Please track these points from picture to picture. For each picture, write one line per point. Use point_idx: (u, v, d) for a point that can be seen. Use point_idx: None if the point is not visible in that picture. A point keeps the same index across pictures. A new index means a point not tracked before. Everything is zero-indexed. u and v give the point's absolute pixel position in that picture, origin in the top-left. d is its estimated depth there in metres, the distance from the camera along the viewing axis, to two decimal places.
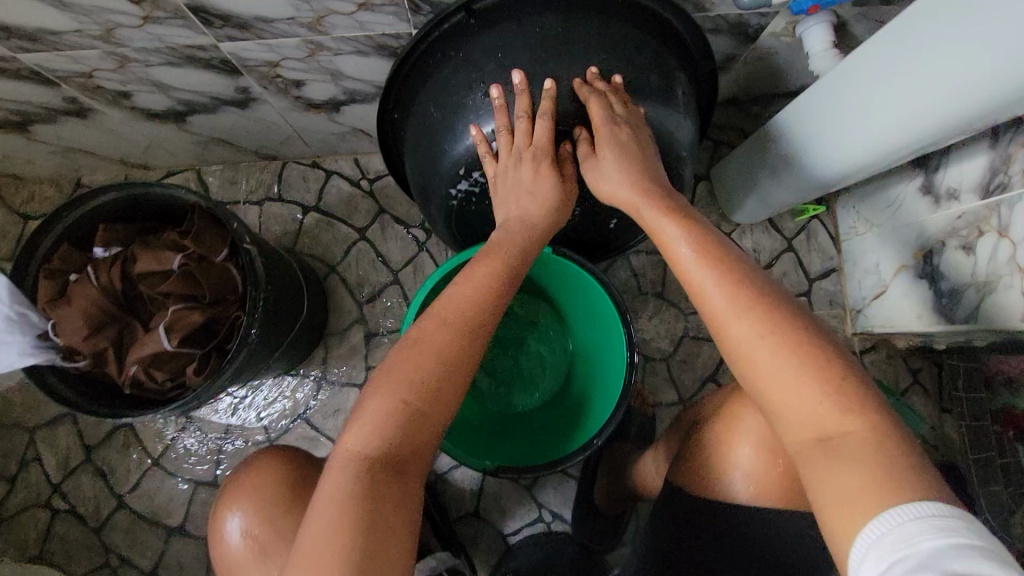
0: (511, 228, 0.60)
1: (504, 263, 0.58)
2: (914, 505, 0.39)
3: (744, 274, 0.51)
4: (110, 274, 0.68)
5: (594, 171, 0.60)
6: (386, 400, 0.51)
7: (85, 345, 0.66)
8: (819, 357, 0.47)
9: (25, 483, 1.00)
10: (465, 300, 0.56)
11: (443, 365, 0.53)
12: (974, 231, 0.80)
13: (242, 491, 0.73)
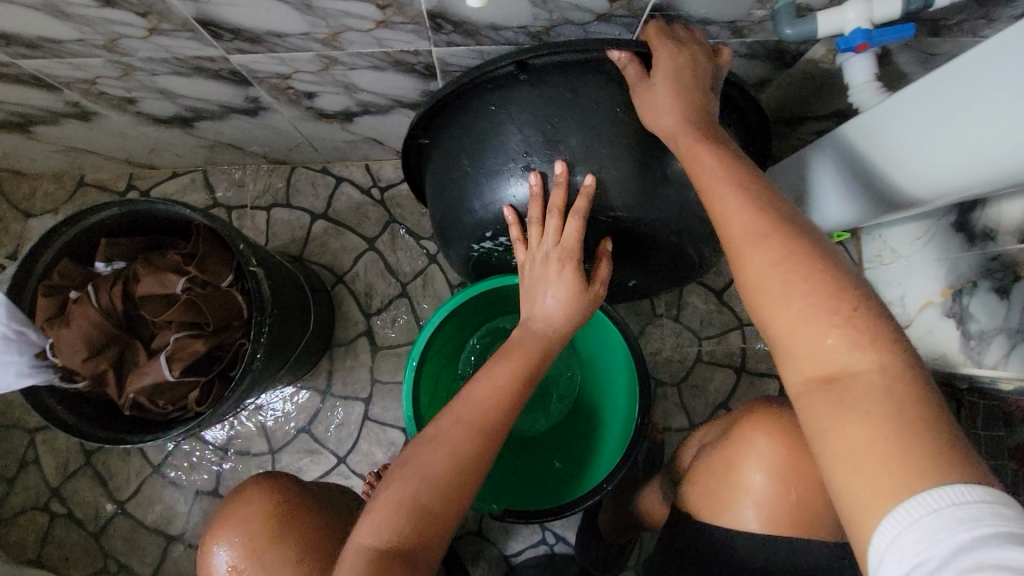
0: (533, 328, 0.59)
1: (525, 363, 0.57)
2: (938, 489, 0.34)
3: (776, 204, 0.46)
4: (111, 293, 0.65)
5: (645, 98, 0.54)
6: (397, 497, 0.50)
7: (85, 367, 0.64)
8: (839, 287, 0.41)
9: (24, 485, 0.99)
10: (483, 398, 0.55)
11: (456, 465, 0.51)
12: (1010, 274, 0.77)
13: (230, 522, 0.70)
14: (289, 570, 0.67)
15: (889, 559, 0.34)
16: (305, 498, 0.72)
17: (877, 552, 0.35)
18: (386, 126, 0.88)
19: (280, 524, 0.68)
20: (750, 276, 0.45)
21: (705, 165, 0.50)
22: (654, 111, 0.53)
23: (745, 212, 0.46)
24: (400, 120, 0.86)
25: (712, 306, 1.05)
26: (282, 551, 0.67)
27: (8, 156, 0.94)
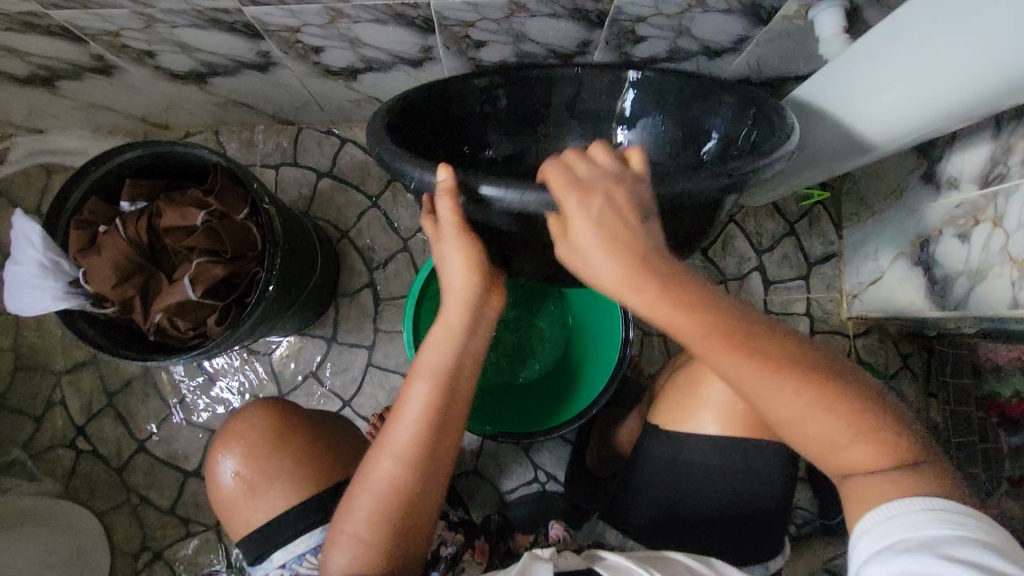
0: (428, 368, 0.61)
1: (426, 406, 0.61)
2: (927, 499, 0.47)
3: (701, 299, 0.52)
4: (137, 226, 0.71)
5: (574, 255, 0.51)
6: (349, 543, 0.61)
7: (114, 293, 0.70)
8: (834, 392, 0.52)
9: (50, 423, 1.06)
10: (393, 449, 0.61)
11: (383, 511, 0.61)
12: (971, 219, 0.82)
13: (231, 435, 0.79)
14: (291, 471, 0.76)
15: (875, 532, 0.48)
16: (305, 415, 0.82)
17: (866, 528, 0.49)
18: (388, 84, 0.94)
19: (282, 436, 0.78)
20: (780, 418, 0.54)
21: (673, 318, 0.51)
22: (593, 265, 0.50)
23: (734, 354, 0.52)
24: (402, 77, 0.91)
25: (697, 262, 1.10)
26: (282, 457, 0.77)
27: (33, 113, 1.00)
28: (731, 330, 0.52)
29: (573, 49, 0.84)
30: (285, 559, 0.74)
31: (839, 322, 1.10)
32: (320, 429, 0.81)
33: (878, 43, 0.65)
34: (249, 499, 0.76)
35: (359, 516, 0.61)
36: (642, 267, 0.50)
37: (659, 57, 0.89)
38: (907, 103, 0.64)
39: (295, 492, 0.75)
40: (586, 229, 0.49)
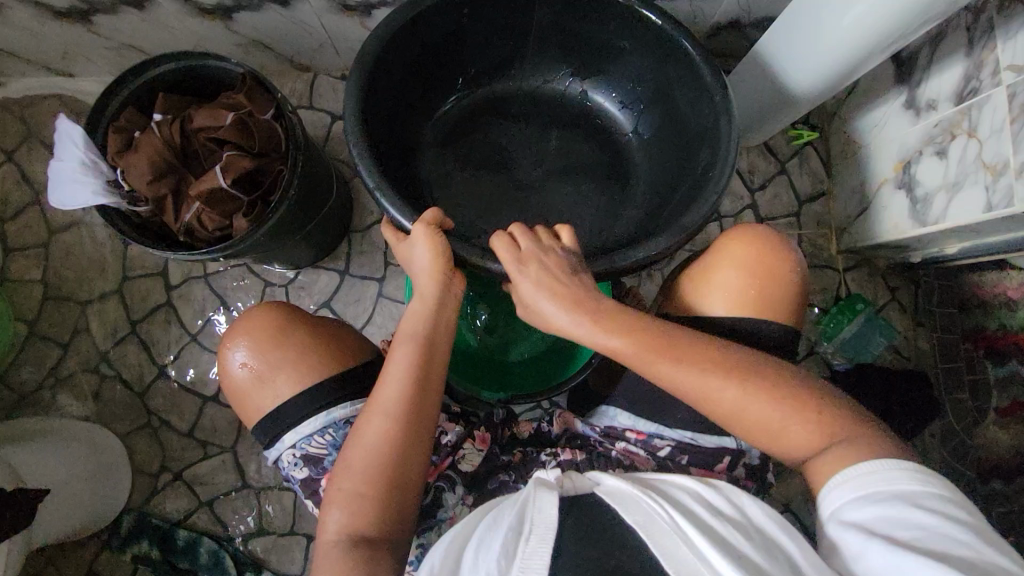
0: (412, 333, 0.71)
1: (415, 356, 0.70)
2: (896, 460, 0.57)
3: (618, 314, 0.68)
4: (171, 128, 0.77)
5: (527, 309, 0.71)
6: (349, 488, 0.65)
7: (149, 190, 0.76)
8: (755, 378, 0.64)
9: (76, 349, 1.11)
10: (389, 399, 0.68)
11: (384, 453, 0.66)
12: (948, 136, 0.87)
13: (239, 330, 0.81)
14: (301, 353, 0.78)
15: (849, 484, 0.57)
16: (308, 317, 0.83)
17: (840, 480, 0.58)
18: None
19: (283, 332, 0.79)
20: (722, 407, 0.65)
21: (611, 342, 0.67)
22: (551, 320, 0.69)
23: (663, 358, 0.65)
24: None
25: None
26: (284, 350, 0.78)
27: (67, 53, 1.06)
28: (666, 338, 0.66)
29: None
30: (295, 440, 0.76)
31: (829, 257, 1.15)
32: (322, 328, 0.82)
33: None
34: (257, 388, 0.79)
35: (355, 473, 0.66)
36: (584, 308, 0.68)
37: None
38: (855, 25, 0.79)
39: (300, 380, 0.77)
40: (549, 304, 0.68)
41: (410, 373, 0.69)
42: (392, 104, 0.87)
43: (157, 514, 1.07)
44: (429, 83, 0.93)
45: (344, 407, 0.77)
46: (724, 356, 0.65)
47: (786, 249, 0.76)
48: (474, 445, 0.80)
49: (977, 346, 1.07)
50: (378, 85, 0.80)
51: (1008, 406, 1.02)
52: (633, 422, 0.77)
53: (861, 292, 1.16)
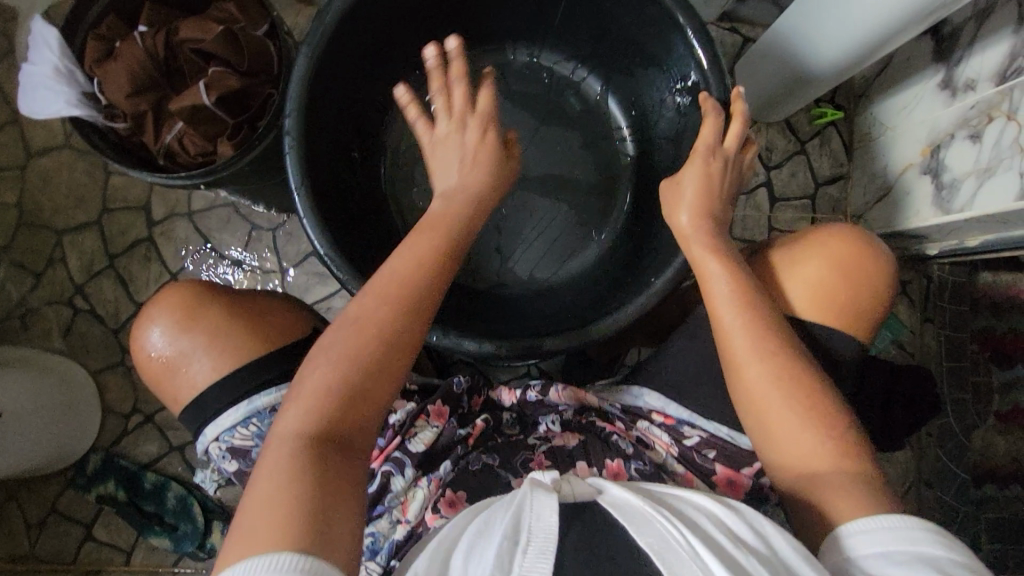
0: (450, 201, 0.67)
1: (435, 246, 0.63)
2: (920, 520, 0.50)
3: (723, 244, 0.66)
4: (155, 39, 0.71)
5: (674, 204, 0.69)
6: (332, 371, 0.55)
7: (129, 103, 0.70)
8: (800, 385, 0.59)
9: (49, 280, 1.06)
10: (396, 281, 0.60)
11: (379, 333, 0.57)
12: (984, 118, 0.82)
13: (152, 306, 0.69)
14: (227, 331, 0.68)
15: (870, 540, 0.50)
16: (231, 291, 0.72)
17: (860, 534, 0.51)
18: None
19: (193, 314, 0.68)
20: (745, 386, 0.61)
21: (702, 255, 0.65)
22: (676, 215, 0.68)
23: (739, 304, 0.62)
24: None
25: None
26: (195, 334, 0.67)
27: None
28: (754, 295, 0.62)
29: None
30: (219, 433, 0.67)
31: None
32: (241, 303, 0.70)
33: None
34: (172, 377, 0.68)
35: (321, 371, 0.55)
36: (700, 230, 0.66)
37: None
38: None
39: (226, 363, 0.67)
40: (691, 194, 0.67)
41: (395, 295, 0.59)
42: (359, 79, 0.75)
43: (125, 456, 1.04)
44: (411, 53, 0.82)
45: (269, 393, 0.66)
46: (783, 342, 0.61)
47: (880, 250, 0.73)
48: (428, 421, 0.74)
49: (983, 349, 1.05)
50: (339, 58, 0.68)
51: (1009, 411, 1.01)
52: (664, 405, 0.73)
53: None
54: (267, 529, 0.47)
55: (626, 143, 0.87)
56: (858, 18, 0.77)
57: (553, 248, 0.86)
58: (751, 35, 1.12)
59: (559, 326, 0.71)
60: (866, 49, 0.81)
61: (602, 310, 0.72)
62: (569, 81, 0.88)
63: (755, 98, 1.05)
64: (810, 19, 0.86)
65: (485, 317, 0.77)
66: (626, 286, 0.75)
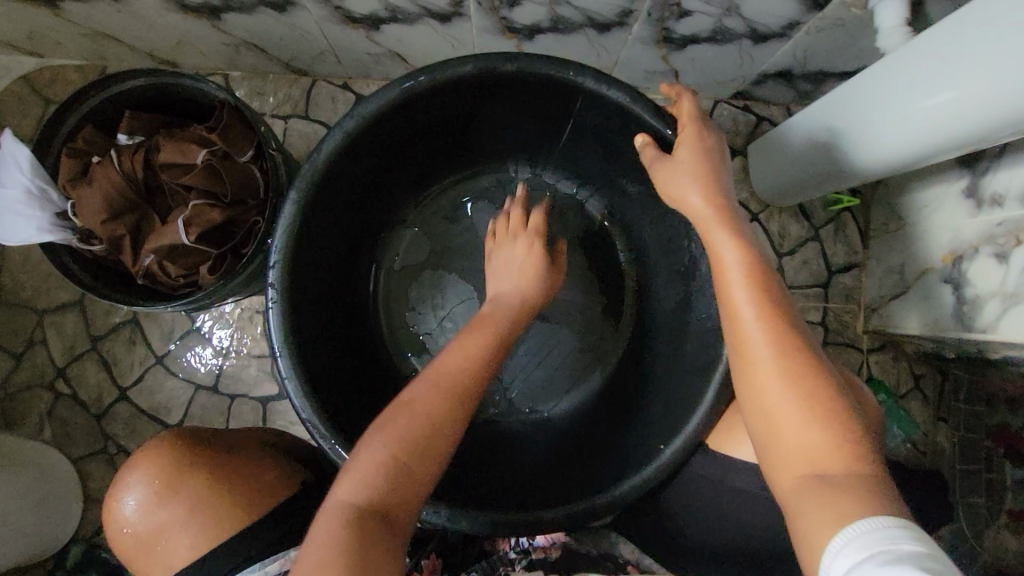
0: (500, 302, 0.71)
1: (492, 334, 0.65)
2: (893, 519, 0.44)
3: (728, 200, 0.62)
4: (133, 160, 0.68)
5: (671, 177, 0.64)
6: (384, 448, 0.54)
7: (103, 229, 0.66)
8: (809, 374, 0.53)
9: (30, 362, 1.02)
10: (455, 365, 0.61)
11: (436, 424, 0.56)
12: (1012, 239, 0.78)
13: (130, 471, 0.67)
14: (203, 504, 0.64)
15: (851, 549, 0.43)
16: (210, 447, 0.68)
17: (841, 543, 0.44)
18: (410, 38, 0.89)
19: (170, 485, 0.65)
20: (751, 359, 0.55)
21: (710, 218, 0.61)
22: (681, 194, 0.63)
23: (748, 279, 0.57)
24: (427, 32, 0.87)
25: None
26: (173, 508, 0.64)
27: (34, 38, 0.95)
28: (765, 276, 0.57)
29: (610, 18, 0.80)
30: None
31: (854, 335, 1.08)
32: (217, 466, 0.67)
33: (903, 74, 0.67)
34: (154, 550, 0.66)
35: (373, 449, 0.54)
36: (711, 207, 0.62)
37: (699, 36, 0.84)
38: (921, 129, 0.67)
39: (200, 540, 0.63)
40: (692, 170, 0.63)
41: (456, 376, 0.59)
42: (354, 206, 0.75)
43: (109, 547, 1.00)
44: (406, 171, 0.81)
45: (252, 571, 0.61)
46: (793, 327, 0.55)
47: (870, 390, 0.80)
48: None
49: (998, 445, 0.98)
50: (334, 191, 0.67)
51: (1021, 510, 0.94)
52: (638, 557, 0.77)
53: (883, 376, 1.08)
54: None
55: (631, 271, 0.88)
56: (877, 139, 0.74)
57: (553, 377, 0.87)
58: (764, 114, 1.09)
59: (557, 494, 0.68)
60: (875, 171, 0.80)
61: (603, 478, 0.67)
62: (570, 199, 0.89)
63: (766, 184, 1.03)
64: (827, 121, 0.82)
65: (480, 471, 0.74)
66: (629, 443, 0.72)
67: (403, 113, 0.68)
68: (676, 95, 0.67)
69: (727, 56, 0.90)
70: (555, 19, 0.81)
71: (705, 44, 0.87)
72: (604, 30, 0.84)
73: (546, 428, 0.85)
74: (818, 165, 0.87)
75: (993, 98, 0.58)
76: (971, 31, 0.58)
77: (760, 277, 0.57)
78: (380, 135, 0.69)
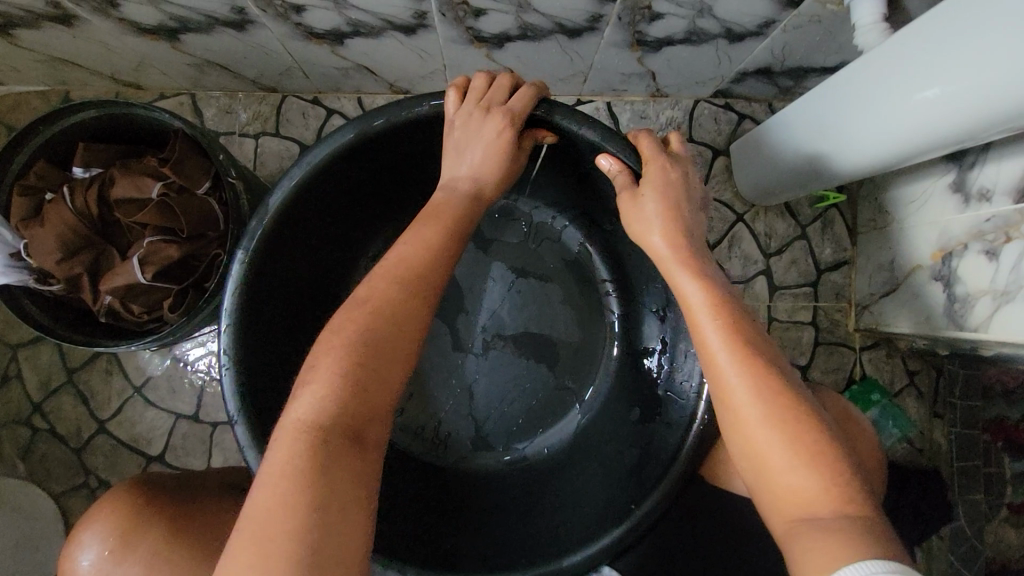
0: (458, 190, 0.64)
1: (450, 220, 0.61)
2: (880, 560, 0.43)
3: (688, 237, 0.63)
4: (86, 197, 0.71)
5: (635, 217, 0.65)
6: (340, 358, 0.50)
7: (60, 268, 0.69)
8: (788, 411, 0.53)
9: (5, 398, 1.00)
10: (411, 256, 0.57)
11: (391, 319, 0.53)
12: (1001, 236, 0.75)
13: (83, 526, 0.65)
14: (159, 556, 0.63)
15: None
16: (164, 496, 0.66)
17: None
18: (377, 51, 0.86)
19: (125, 540, 0.63)
20: (728, 399, 0.55)
21: (673, 256, 0.62)
22: (647, 237, 0.64)
23: (715, 319, 0.58)
24: (393, 45, 0.84)
25: None
26: (130, 563, 0.63)
27: None
28: (734, 317, 0.58)
29: (580, 24, 0.78)
30: None
31: (845, 334, 1.06)
32: (171, 513, 0.65)
33: (881, 69, 0.64)
34: None
35: (324, 359, 0.50)
36: (675, 250, 0.62)
37: (674, 38, 0.81)
38: (897, 127, 0.65)
39: None
40: (655, 207, 0.63)
41: (404, 270, 0.56)
42: (312, 249, 0.76)
43: None
44: (365, 210, 0.81)
45: None
46: (767, 364, 0.55)
47: (860, 416, 0.80)
48: None
49: (995, 438, 0.98)
50: (287, 237, 0.68)
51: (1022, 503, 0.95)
52: None
53: (877, 375, 1.06)
54: (282, 556, 0.41)
55: (612, 303, 0.85)
56: (851, 142, 0.73)
57: (533, 413, 0.85)
58: (746, 111, 1.07)
59: (527, 549, 0.67)
60: (836, 179, 0.83)
61: (575, 539, 0.66)
62: (550, 231, 0.86)
63: (748, 184, 1.01)
64: (803, 128, 0.81)
65: (458, 518, 0.73)
66: (606, 499, 0.71)
67: (355, 159, 0.68)
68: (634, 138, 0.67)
69: (701, 57, 0.88)
70: (524, 27, 0.78)
71: (680, 45, 0.84)
72: (575, 36, 0.81)
73: (528, 470, 0.82)
74: (801, 170, 0.85)
75: (973, 97, 0.55)
76: (932, 38, 0.57)
77: (729, 315, 0.58)
78: (334, 181, 0.69)
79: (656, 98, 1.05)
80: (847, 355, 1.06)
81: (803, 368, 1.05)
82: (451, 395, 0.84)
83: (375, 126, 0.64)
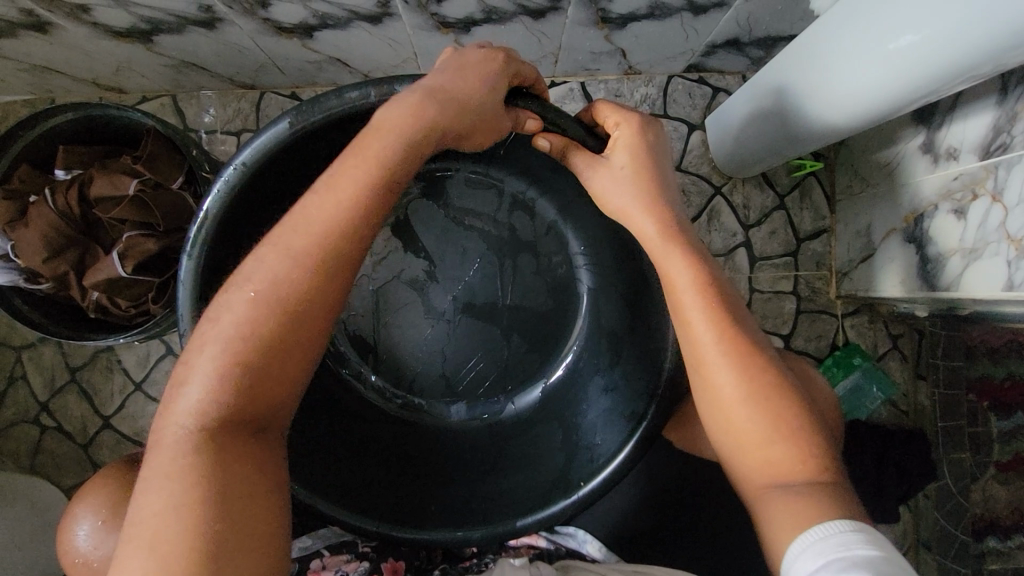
0: (386, 124, 0.56)
1: (386, 155, 0.55)
2: (840, 521, 0.49)
3: (672, 214, 0.63)
4: (66, 197, 0.74)
5: (611, 201, 0.64)
6: (273, 326, 0.52)
7: (46, 268, 0.73)
8: (759, 387, 0.57)
9: (14, 399, 1.04)
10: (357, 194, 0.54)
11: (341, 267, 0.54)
12: (969, 194, 0.75)
13: (80, 501, 0.68)
14: None
15: (809, 553, 0.48)
16: None
17: (799, 547, 0.49)
18: (347, 42, 0.87)
19: (118, 511, 0.66)
20: (710, 375, 0.59)
21: (653, 237, 0.62)
22: (631, 217, 0.64)
23: (700, 300, 0.60)
24: (362, 35, 0.85)
25: None
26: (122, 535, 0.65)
27: None
28: (715, 293, 0.60)
29: (543, 4, 0.79)
30: None
31: (828, 302, 1.07)
32: None
33: (858, 25, 0.63)
34: None
35: (213, 347, 0.51)
36: (662, 229, 0.62)
37: (638, 13, 0.82)
38: (869, 89, 0.65)
39: None
40: (632, 181, 0.63)
41: (327, 243, 0.53)
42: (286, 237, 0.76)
43: None
44: None
45: None
46: (750, 346, 0.59)
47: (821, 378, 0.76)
48: None
49: (982, 399, 1.01)
50: (244, 224, 0.66)
51: (1009, 460, 1.00)
52: (605, 554, 0.73)
53: (859, 340, 1.07)
54: (179, 550, 0.44)
55: (581, 271, 0.85)
56: (821, 107, 0.73)
57: (502, 376, 0.86)
58: (720, 84, 1.07)
59: (487, 508, 0.75)
60: (806, 149, 0.86)
61: (521, 505, 0.74)
62: (520, 201, 0.85)
63: (724, 157, 1.01)
64: (779, 99, 0.80)
65: (425, 470, 0.80)
66: (559, 464, 0.77)
67: (305, 143, 0.65)
68: (597, 108, 0.66)
69: (665, 32, 0.89)
70: (488, 10, 0.79)
71: (645, 21, 0.85)
72: (539, 16, 0.82)
73: (495, 428, 0.85)
74: (778, 139, 0.85)
75: (938, 52, 0.56)
76: (876, 24, 0.60)
77: (709, 294, 0.60)
78: (290, 163, 0.66)
79: (630, 76, 1.06)
80: (829, 321, 1.07)
81: (785, 338, 1.07)
82: (436, 368, 0.86)
83: (313, 119, 0.61)
